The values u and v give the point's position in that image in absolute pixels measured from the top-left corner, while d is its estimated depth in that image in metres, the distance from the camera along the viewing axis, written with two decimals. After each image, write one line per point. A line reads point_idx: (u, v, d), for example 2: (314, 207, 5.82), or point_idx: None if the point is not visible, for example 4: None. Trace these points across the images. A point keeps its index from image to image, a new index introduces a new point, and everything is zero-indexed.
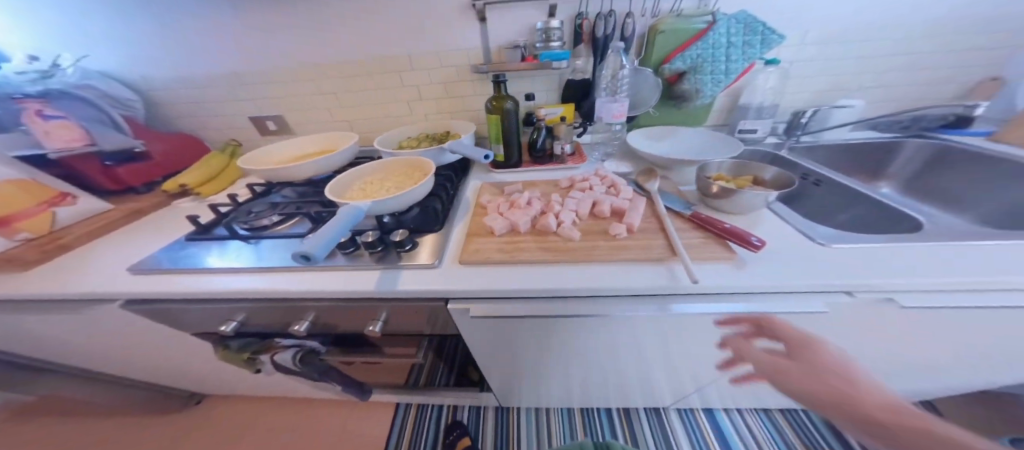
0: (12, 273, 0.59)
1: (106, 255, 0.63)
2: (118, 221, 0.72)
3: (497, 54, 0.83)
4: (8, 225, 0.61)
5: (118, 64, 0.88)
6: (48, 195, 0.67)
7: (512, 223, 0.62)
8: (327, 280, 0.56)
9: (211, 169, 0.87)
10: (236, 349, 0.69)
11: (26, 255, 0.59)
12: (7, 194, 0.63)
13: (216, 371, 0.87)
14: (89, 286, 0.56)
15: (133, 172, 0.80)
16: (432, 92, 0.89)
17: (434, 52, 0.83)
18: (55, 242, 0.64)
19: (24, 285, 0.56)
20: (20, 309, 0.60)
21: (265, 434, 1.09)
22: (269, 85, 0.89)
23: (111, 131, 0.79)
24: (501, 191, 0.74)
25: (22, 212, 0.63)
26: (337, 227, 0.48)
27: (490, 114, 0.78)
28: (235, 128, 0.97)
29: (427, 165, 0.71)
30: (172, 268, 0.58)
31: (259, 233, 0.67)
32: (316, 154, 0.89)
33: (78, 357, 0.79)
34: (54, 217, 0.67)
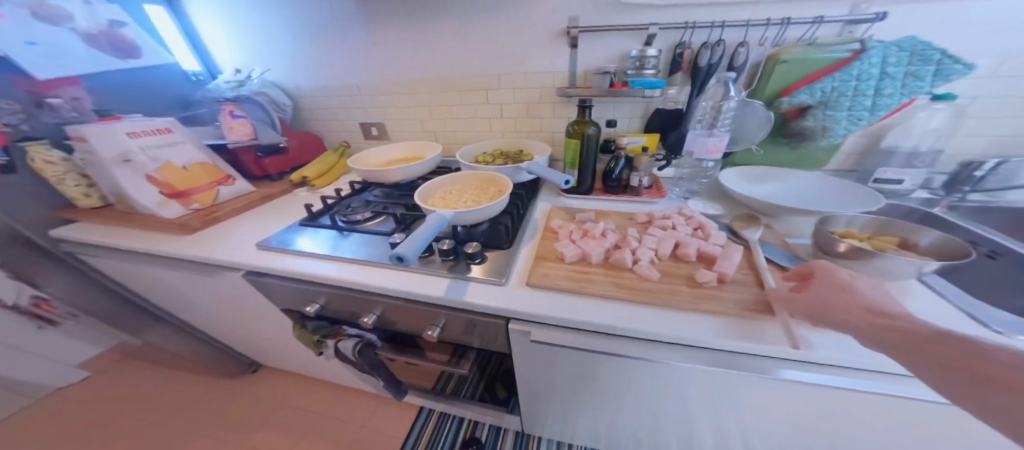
0: (178, 236, 0.72)
1: (237, 229, 0.75)
2: (258, 202, 0.86)
3: (582, 79, 0.84)
4: (188, 197, 0.77)
5: (285, 76, 1.06)
6: (219, 176, 0.85)
7: (584, 253, 0.59)
8: (402, 278, 0.60)
9: (325, 165, 1.00)
10: (309, 329, 0.75)
11: (191, 221, 0.73)
12: (195, 174, 0.81)
13: (288, 345, 0.96)
14: (223, 254, 0.67)
15: (275, 163, 0.94)
16: (516, 112, 0.93)
17: (523, 74, 0.87)
18: (213, 213, 0.77)
19: (183, 247, 0.69)
20: (175, 265, 0.73)
21: (309, 411, 1.16)
22: (376, 96, 1.01)
23: (271, 130, 0.96)
24: (570, 215, 0.72)
25: (197, 188, 0.79)
26: (422, 233, 0.51)
27: (570, 139, 0.77)
28: (344, 132, 1.11)
29: (503, 182, 0.72)
30: (280, 248, 0.67)
31: (345, 228, 0.74)
32: (404, 161, 0.97)
33: (193, 311, 0.93)
34: (217, 194, 0.82)
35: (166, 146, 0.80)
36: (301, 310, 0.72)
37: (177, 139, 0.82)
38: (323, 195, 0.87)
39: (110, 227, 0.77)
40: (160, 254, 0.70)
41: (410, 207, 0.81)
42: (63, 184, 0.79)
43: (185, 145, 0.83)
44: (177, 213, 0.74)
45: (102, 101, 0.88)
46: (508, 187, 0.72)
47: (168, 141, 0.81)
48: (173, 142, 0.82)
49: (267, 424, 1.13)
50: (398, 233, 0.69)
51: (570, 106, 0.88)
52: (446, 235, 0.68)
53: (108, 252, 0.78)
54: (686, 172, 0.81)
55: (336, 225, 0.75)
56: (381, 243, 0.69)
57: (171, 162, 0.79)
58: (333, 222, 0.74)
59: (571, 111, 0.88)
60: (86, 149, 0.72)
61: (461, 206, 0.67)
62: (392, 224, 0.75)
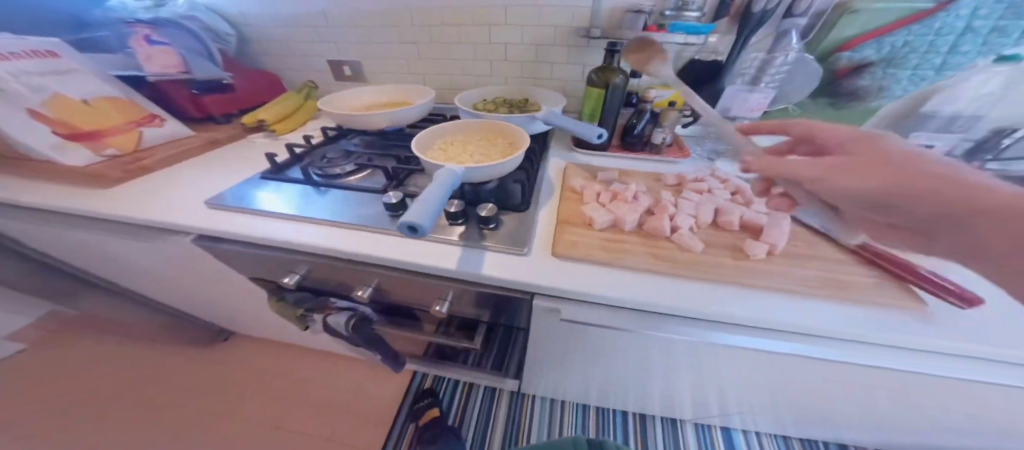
0: (91, 190, 0.55)
1: (179, 181, 0.60)
2: (198, 148, 0.69)
3: (612, 18, 0.70)
4: (98, 139, 0.59)
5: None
6: (138, 116, 0.66)
7: (617, 218, 0.52)
8: (403, 246, 0.50)
9: (284, 107, 0.81)
10: (293, 302, 0.66)
11: (111, 172, 0.56)
12: (102, 110, 0.63)
13: (261, 317, 0.85)
14: (161, 215, 0.52)
15: (216, 102, 0.75)
16: (522, 55, 0.79)
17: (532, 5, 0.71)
18: (138, 163, 0.60)
19: (98, 204, 0.53)
20: (102, 228, 0.58)
21: (291, 378, 1.09)
22: (348, 25, 0.82)
23: (211, 65, 0.76)
24: (592, 174, 0.64)
25: (110, 129, 0.61)
26: (429, 197, 0.39)
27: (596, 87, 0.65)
28: (309, 68, 0.91)
29: (518, 135, 0.60)
30: (243, 208, 0.54)
31: (323, 184, 0.61)
32: (388, 106, 0.82)
33: (136, 282, 0.78)
34: (140, 137, 0.64)
35: (52, 75, 0.60)
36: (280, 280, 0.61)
37: (64, 67, 0.62)
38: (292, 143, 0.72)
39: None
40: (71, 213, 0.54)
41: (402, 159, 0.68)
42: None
43: (80, 72, 0.64)
44: (83, 161, 0.56)
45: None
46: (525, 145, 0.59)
47: (52, 68, 0.60)
48: (61, 71, 0.62)
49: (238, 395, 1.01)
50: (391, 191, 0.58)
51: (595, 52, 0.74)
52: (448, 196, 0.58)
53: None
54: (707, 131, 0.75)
55: (312, 181, 0.61)
56: (374, 202, 0.58)
57: (64, 94, 0.60)
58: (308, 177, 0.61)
59: (593, 56, 0.75)
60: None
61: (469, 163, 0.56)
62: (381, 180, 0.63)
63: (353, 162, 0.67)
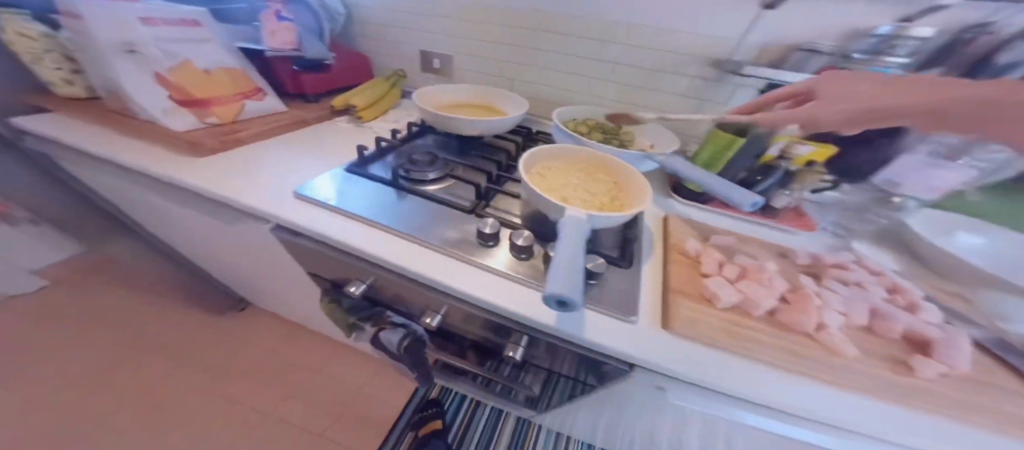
0: (183, 156, 0.53)
1: (265, 162, 0.57)
2: (288, 126, 0.67)
3: (780, 55, 0.62)
4: (206, 107, 0.59)
5: None
6: (246, 88, 0.66)
7: (745, 299, 0.44)
8: (489, 282, 0.44)
9: (376, 93, 0.80)
10: (346, 307, 0.63)
11: (207, 140, 0.54)
12: (219, 81, 0.62)
13: (305, 304, 0.82)
14: (239, 197, 0.49)
15: (314, 81, 0.75)
16: (633, 79, 0.71)
17: (669, 29, 0.65)
18: (231, 133, 0.58)
19: (185, 171, 0.51)
20: (183, 197, 0.57)
21: (305, 371, 1.00)
22: (453, 20, 0.78)
23: (319, 43, 0.76)
24: (702, 233, 0.55)
25: (218, 98, 0.60)
26: (566, 254, 0.32)
27: (737, 139, 0.55)
28: (400, 56, 0.88)
29: (631, 176, 0.52)
30: (326, 204, 0.50)
31: (406, 190, 0.57)
32: (473, 109, 0.77)
33: (196, 247, 0.77)
34: (242, 109, 0.63)
35: (190, 44, 0.61)
36: (342, 284, 0.58)
37: (202, 37, 0.63)
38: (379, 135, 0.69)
39: (96, 130, 0.58)
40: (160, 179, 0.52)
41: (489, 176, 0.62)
42: (40, 65, 0.60)
43: (210, 43, 0.64)
44: (185, 126, 0.55)
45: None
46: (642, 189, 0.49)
47: (192, 37, 0.62)
48: (198, 40, 0.63)
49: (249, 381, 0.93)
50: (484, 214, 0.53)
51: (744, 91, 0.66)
52: (544, 236, 0.52)
53: (92, 161, 0.60)
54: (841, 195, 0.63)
55: (397, 185, 0.57)
56: (461, 222, 0.52)
57: (191, 61, 0.60)
58: (393, 180, 0.57)
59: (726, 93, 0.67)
60: (80, 28, 0.53)
61: (576, 203, 0.48)
62: (466, 196, 0.58)
63: (436, 170, 0.61)
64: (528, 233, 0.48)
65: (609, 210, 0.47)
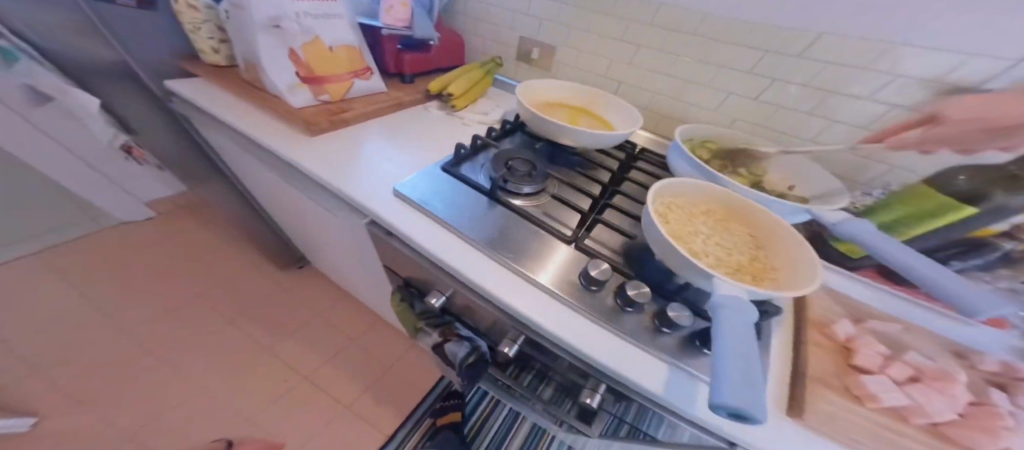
0: (296, 133, 0.59)
1: (370, 153, 0.59)
2: (388, 108, 0.69)
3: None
4: (320, 84, 0.62)
5: None
6: (359, 67, 0.67)
7: (917, 409, 0.35)
8: (576, 322, 0.44)
9: (469, 80, 0.77)
10: (416, 311, 0.66)
11: (321, 121, 0.58)
12: (337, 58, 0.64)
13: (371, 280, 0.86)
14: (349, 190, 0.52)
15: (413, 61, 0.73)
16: (791, 100, 0.59)
17: (884, 42, 0.49)
18: (340, 113, 0.62)
19: (303, 155, 0.55)
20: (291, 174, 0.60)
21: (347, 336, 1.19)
22: (568, 8, 0.70)
23: (427, 21, 0.74)
24: (856, 314, 0.46)
25: (335, 76, 0.63)
26: (734, 350, 0.28)
27: (960, 206, 0.41)
28: (500, 43, 0.82)
29: (791, 235, 0.44)
30: (425, 209, 0.51)
31: (507, 206, 0.55)
32: (572, 112, 0.71)
33: (288, 211, 0.84)
34: (351, 88, 0.66)
35: (323, 18, 0.62)
36: (416, 285, 0.62)
37: (333, 12, 0.63)
38: (475, 136, 0.67)
39: (232, 102, 0.64)
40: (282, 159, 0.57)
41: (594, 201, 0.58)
42: (197, 34, 0.66)
43: (338, 20, 0.64)
44: (301, 102, 0.60)
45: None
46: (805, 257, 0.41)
47: (325, 11, 0.62)
48: (330, 16, 0.63)
49: (304, 336, 1.17)
50: (580, 248, 0.51)
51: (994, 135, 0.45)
52: (656, 289, 0.48)
53: (219, 128, 0.66)
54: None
55: (492, 197, 0.56)
56: (558, 254, 0.50)
57: (321, 39, 0.62)
58: (490, 189, 0.55)
59: None
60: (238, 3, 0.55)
61: (711, 262, 0.43)
62: (566, 223, 0.55)
63: (534, 183, 0.57)
64: (643, 287, 0.45)
65: (754, 281, 0.42)
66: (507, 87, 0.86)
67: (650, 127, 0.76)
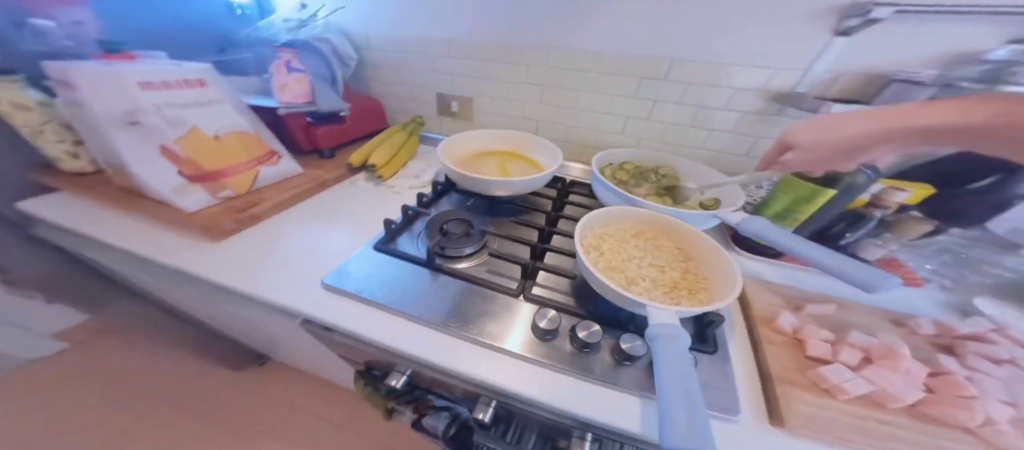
0: (195, 243, 0.51)
1: (291, 244, 0.54)
2: (308, 191, 0.66)
3: (858, 86, 0.52)
4: (215, 180, 0.57)
5: (355, 22, 0.75)
6: (260, 153, 0.64)
7: (879, 392, 0.35)
8: (531, 376, 0.39)
9: (392, 144, 0.75)
10: (382, 392, 0.55)
11: (222, 222, 0.53)
12: (230, 146, 0.60)
13: (331, 362, 0.75)
14: (266, 293, 0.46)
15: (327, 134, 0.71)
16: (677, 118, 0.64)
17: (718, 63, 0.57)
18: (248, 209, 0.57)
19: (201, 261, 0.48)
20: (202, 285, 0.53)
21: (323, 425, 0.97)
22: (475, 63, 0.72)
23: (332, 93, 0.69)
24: (793, 302, 0.46)
25: (233, 168, 0.59)
26: (675, 384, 0.28)
27: (823, 189, 0.46)
28: (417, 102, 0.82)
29: (707, 244, 0.46)
30: (355, 294, 0.47)
31: (444, 271, 0.52)
32: (497, 158, 0.72)
33: (212, 314, 0.71)
34: (258, 176, 0.62)
35: (196, 108, 0.58)
36: (378, 368, 0.51)
37: (208, 99, 0.60)
38: (406, 204, 0.65)
39: (112, 215, 0.55)
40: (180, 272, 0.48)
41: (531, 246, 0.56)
42: (41, 140, 0.56)
43: (223, 105, 0.62)
44: (197, 205, 0.54)
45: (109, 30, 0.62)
46: (721, 264, 0.43)
47: (198, 98, 0.59)
48: (206, 103, 0.60)
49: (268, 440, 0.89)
50: (529, 298, 0.48)
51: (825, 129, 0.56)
52: (609, 322, 0.46)
53: (102, 247, 0.56)
54: (957, 240, 0.49)
55: (429, 266, 0.52)
56: (508, 311, 0.46)
57: (200, 129, 0.58)
58: (427, 258, 0.52)
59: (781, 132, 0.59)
60: (75, 100, 0.50)
61: (647, 286, 0.43)
62: (511, 276, 0.53)
63: (472, 243, 0.55)
64: (594, 326, 0.43)
65: (689, 295, 0.42)
66: (434, 142, 0.86)
67: (577, 158, 0.78)
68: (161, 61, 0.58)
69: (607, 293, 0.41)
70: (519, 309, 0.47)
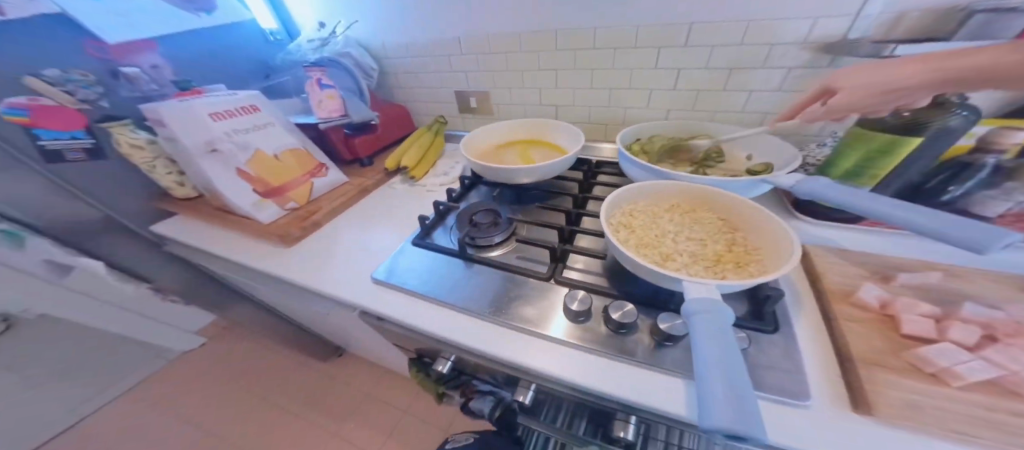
0: (278, 248, 0.61)
1: (347, 245, 0.61)
2: (354, 198, 0.73)
3: (927, 25, 0.41)
4: (282, 194, 0.66)
5: (372, 34, 0.79)
6: (312, 166, 0.71)
7: (1014, 378, 0.27)
8: (571, 359, 0.39)
9: (420, 147, 0.78)
10: (433, 377, 0.57)
11: (292, 230, 0.62)
12: (287, 164, 0.68)
13: (387, 348, 0.81)
14: (333, 287, 0.53)
15: (364, 143, 0.77)
16: (707, 81, 0.56)
17: (744, 19, 0.49)
18: (310, 216, 0.65)
19: (284, 266, 0.57)
20: (280, 284, 0.61)
21: (390, 407, 1.06)
22: (486, 56, 0.71)
23: (361, 103, 0.75)
24: (878, 271, 0.38)
25: (293, 182, 0.67)
26: (715, 362, 0.24)
27: (903, 139, 0.37)
28: (439, 102, 0.84)
29: (756, 212, 0.40)
30: (399, 285, 0.51)
31: (477, 261, 0.52)
32: (519, 148, 0.71)
33: (290, 308, 0.82)
34: (312, 188, 0.70)
35: (255, 131, 0.65)
36: (428, 355, 0.55)
37: (262, 122, 0.67)
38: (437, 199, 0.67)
39: (213, 232, 0.67)
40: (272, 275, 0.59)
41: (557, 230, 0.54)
42: (155, 173, 0.68)
43: (275, 126, 0.69)
44: (272, 217, 0.63)
45: (181, 71, 0.74)
46: (775, 232, 0.37)
47: (255, 123, 0.66)
48: (261, 126, 0.67)
49: (348, 420, 1.02)
50: (559, 282, 0.47)
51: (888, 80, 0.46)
52: (645, 302, 0.42)
53: (205, 256, 0.68)
54: None
55: (464, 256, 0.53)
56: (541, 295, 0.46)
57: (262, 150, 0.65)
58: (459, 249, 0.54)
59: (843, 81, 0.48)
60: (169, 137, 0.59)
61: (686, 261, 0.39)
62: (542, 260, 0.52)
63: (501, 231, 0.55)
64: (627, 305, 0.40)
65: (737, 267, 0.37)
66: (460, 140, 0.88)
67: (604, 138, 0.74)
68: (220, 92, 0.65)
69: (640, 272, 0.38)
70: (559, 293, 0.46)
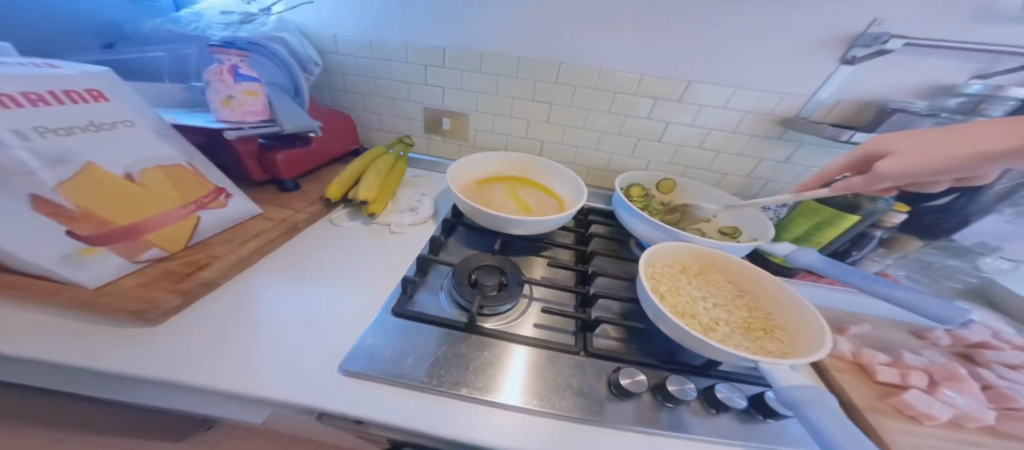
0: (123, 327, 0.35)
1: (274, 317, 0.40)
2: (275, 241, 0.50)
3: (853, 112, 0.56)
4: (137, 236, 0.39)
5: (319, 19, 0.60)
6: (199, 193, 0.46)
7: (959, 414, 0.37)
8: (541, 432, 0.33)
9: (380, 172, 0.61)
10: None
11: (162, 299, 0.36)
12: (154, 189, 0.41)
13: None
14: (264, 395, 0.32)
15: (289, 161, 0.55)
16: (686, 139, 0.63)
17: (731, 86, 0.57)
18: (194, 273, 0.41)
19: (141, 359, 0.33)
20: (124, 383, 0.34)
21: None
22: (475, 74, 0.62)
23: (295, 106, 0.54)
24: (835, 323, 0.48)
25: (159, 216, 0.41)
26: (847, 440, 0.25)
27: (844, 215, 0.48)
28: (400, 119, 0.70)
29: (763, 278, 0.45)
30: (385, 378, 0.35)
31: (491, 335, 0.42)
32: (504, 186, 0.63)
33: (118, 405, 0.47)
34: (193, 227, 0.44)
35: (89, 134, 0.37)
36: None
37: (105, 119, 0.39)
38: (420, 252, 0.53)
39: None
40: (111, 376, 0.33)
41: (575, 293, 0.49)
42: None
43: (130, 127, 0.41)
44: (103, 278, 0.36)
45: None
46: (788, 298, 0.43)
47: (92, 120, 0.38)
48: (103, 127, 0.39)
49: None
50: (599, 355, 0.42)
51: (823, 151, 0.59)
52: (686, 368, 0.41)
53: None
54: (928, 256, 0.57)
55: (471, 329, 0.42)
56: (578, 373, 0.39)
57: (99, 165, 0.37)
58: (467, 322, 0.42)
59: (784, 154, 0.61)
60: None
61: (726, 331, 0.40)
62: (563, 327, 0.46)
63: (511, 299, 0.46)
64: (687, 380, 0.38)
65: (767, 334, 0.40)
66: (422, 165, 0.74)
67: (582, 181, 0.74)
68: (9, 58, 0.35)
69: (699, 347, 0.36)
70: (519, 354, 0.41)
